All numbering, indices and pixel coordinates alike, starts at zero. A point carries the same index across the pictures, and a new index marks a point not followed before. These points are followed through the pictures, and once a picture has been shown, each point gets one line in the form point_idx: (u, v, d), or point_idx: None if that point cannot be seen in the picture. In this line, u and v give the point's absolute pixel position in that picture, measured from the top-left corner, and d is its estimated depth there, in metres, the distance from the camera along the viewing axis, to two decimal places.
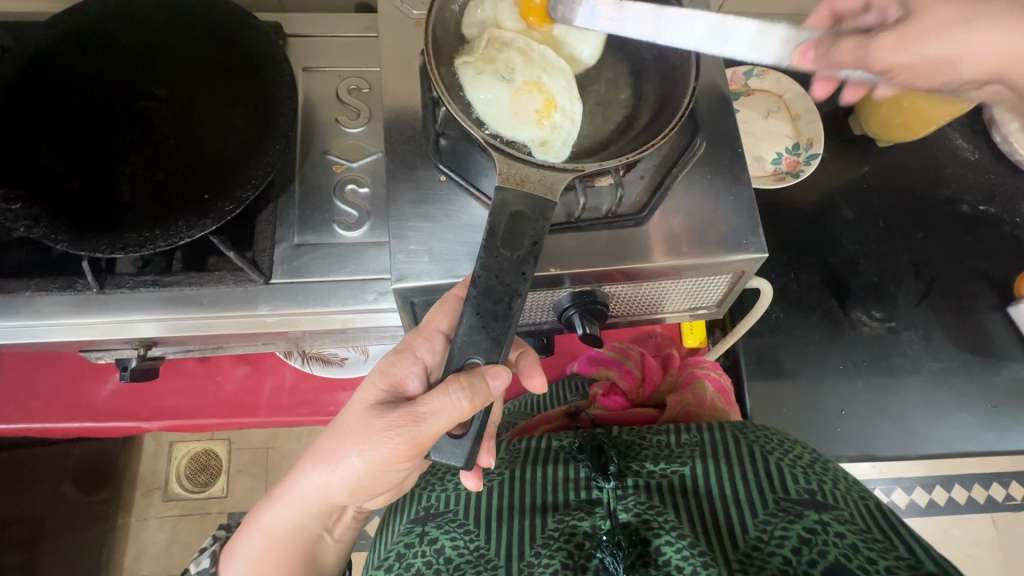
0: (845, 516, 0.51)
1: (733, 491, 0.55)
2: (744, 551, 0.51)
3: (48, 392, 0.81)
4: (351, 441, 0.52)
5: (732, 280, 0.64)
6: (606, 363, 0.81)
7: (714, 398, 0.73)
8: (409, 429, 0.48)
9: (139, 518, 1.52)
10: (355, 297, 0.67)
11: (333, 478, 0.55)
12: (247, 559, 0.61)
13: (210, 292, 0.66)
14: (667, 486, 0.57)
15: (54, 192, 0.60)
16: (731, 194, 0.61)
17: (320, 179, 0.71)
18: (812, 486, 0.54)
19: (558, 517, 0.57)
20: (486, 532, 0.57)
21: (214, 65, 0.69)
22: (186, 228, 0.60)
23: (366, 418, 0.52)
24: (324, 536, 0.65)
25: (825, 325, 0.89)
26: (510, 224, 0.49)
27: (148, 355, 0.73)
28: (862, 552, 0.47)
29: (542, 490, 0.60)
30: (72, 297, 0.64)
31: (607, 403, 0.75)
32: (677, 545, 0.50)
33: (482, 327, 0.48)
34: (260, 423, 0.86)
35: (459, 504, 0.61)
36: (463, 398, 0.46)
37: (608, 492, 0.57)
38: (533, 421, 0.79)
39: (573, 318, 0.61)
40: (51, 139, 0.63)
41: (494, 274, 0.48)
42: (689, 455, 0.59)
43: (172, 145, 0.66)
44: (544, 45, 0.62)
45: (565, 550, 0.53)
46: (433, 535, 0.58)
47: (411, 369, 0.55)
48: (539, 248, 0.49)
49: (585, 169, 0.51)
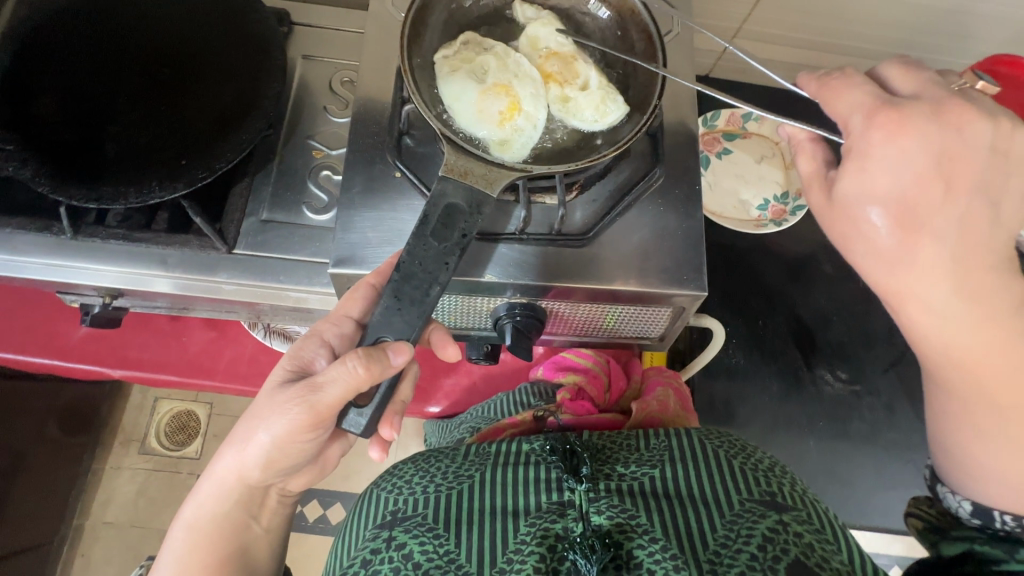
0: (802, 516, 0.52)
1: (701, 492, 0.54)
2: (713, 549, 0.50)
3: (25, 325, 0.85)
4: (260, 416, 0.54)
5: (673, 314, 0.65)
6: (573, 369, 0.80)
7: (675, 406, 0.73)
8: (306, 398, 0.51)
9: (114, 465, 1.61)
10: (310, 277, 0.69)
11: (248, 455, 0.57)
12: (175, 553, 0.58)
13: (176, 254, 0.70)
14: (636, 488, 0.55)
15: (44, 139, 0.65)
16: (681, 229, 0.62)
17: (299, 163, 0.74)
18: (772, 488, 0.54)
19: (531, 520, 0.53)
20: (456, 533, 0.53)
21: (218, 41, 0.73)
22: (159, 189, 0.64)
23: (272, 395, 0.54)
24: (252, 526, 0.62)
25: (786, 377, 0.87)
26: (443, 216, 0.50)
27: (113, 305, 0.76)
28: (815, 553, 0.49)
29: (512, 490, 0.55)
30: (50, 239, 0.68)
31: (574, 408, 0.73)
32: (649, 549, 0.50)
33: (397, 309, 0.50)
34: (216, 387, 0.89)
35: (429, 507, 0.55)
36: (358, 365, 0.48)
37: (581, 494, 0.54)
38: (499, 425, 0.72)
39: (507, 327, 0.63)
40: (55, 92, 0.68)
41: (418, 259, 0.50)
42: (659, 459, 0.57)
43: (163, 111, 0.69)
44: (521, 53, 0.60)
45: (538, 554, 0.50)
46: (400, 539, 0.52)
47: (317, 350, 0.56)
48: (467, 241, 0.51)
49: (530, 171, 0.52)
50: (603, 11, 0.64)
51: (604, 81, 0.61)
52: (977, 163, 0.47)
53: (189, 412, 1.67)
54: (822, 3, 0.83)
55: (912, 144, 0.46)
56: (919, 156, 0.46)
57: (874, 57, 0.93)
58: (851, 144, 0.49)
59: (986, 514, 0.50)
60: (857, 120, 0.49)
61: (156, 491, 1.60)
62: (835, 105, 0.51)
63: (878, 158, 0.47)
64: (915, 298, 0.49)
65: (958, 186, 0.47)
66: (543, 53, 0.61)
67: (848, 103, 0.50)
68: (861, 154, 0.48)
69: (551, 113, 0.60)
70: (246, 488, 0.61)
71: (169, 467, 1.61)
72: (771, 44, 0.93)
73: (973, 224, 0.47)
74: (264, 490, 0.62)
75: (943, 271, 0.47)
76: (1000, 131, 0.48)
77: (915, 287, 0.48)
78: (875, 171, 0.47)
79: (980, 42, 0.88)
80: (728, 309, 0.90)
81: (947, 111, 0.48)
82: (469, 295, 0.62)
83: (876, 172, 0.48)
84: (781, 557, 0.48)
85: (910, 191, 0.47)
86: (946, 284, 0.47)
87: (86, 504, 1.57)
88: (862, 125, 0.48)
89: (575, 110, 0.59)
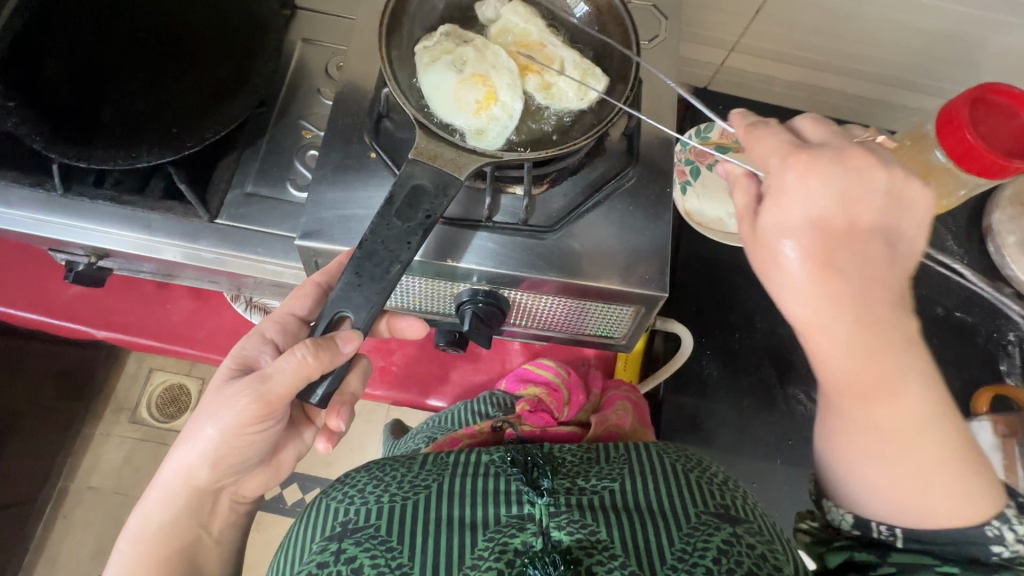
0: (753, 528, 0.51)
1: (659, 504, 0.52)
2: (670, 564, 0.48)
3: (19, 281, 0.88)
4: (205, 415, 0.55)
5: (634, 315, 0.65)
6: (533, 381, 0.82)
7: (634, 420, 0.72)
8: (255, 389, 0.52)
9: (103, 432, 1.64)
10: (285, 251, 0.71)
11: (196, 455, 0.57)
12: (122, 565, 0.58)
13: (159, 220, 0.72)
14: (596, 502, 0.52)
15: (44, 99, 0.67)
16: (646, 230, 0.62)
17: (288, 141, 0.75)
18: (726, 501, 0.53)
19: (490, 534, 0.50)
20: (410, 545, 0.49)
21: (220, 18, 0.75)
22: (146, 154, 0.66)
23: (218, 391, 0.55)
24: (202, 535, 0.61)
25: (758, 394, 0.86)
26: (409, 197, 0.52)
27: (97, 265, 0.78)
28: (766, 564, 0.48)
29: (470, 500, 0.52)
30: (41, 196, 0.71)
31: (533, 420, 0.71)
32: (609, 565, 0.47)
33: (356, 285, 0.51)
34: (194, 356, 0.91)
35: (382, 517, 0.51)
36: (307, 354, 0.50)
37: (541, 509, 0.51)
38: (455, 434, 0.70)
39: (467, 313, 0.63)
40: (60, 57, 0.71)
41: (381, 239, 0.51)
42: (619, 472, 0.55)
43: (160, 81, 0.72)
44: (500, 46, 0.62)
45: (495, 570, 0.48)
46: (352, 552, 0.49)
47: (261, 347, 0.58)
48: (430, 223, 0.52)
49: (499, 158, 0.53)
50: (582, 7, 0.65)
51: (578, 57, 0.62)
52: (876, 211, 0.45)
53: (181, 386, 1.69)
54: (823, 21, 0.82)
55: (818, 186, 0.45)
56: (829, 201, 0.44)
57: (873, 81, 0.92)
58: (770, 182, 0.47)
59: (867, 526, 0.50)
60: (773, 163, 0.48)
61: (142, 461, 1.62)
62: (755, 150, 0.50)
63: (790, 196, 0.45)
64: (827, 335, 0.45)
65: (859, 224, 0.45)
66: (514, 45, 0.63)
67: (766, 148, 0.49)
68: (776, 191, 0.46)
69: (535, 100, 0.62)
70: (195, 493, 0.60)
71: (156, 438, 1.64)
72: (769, 61, 0.92)
73: (876, 272, 0.45)
74: (215, 493, 0.62)
75: (844, 302, 0.44)
76: (898, 181, 0.46)
77: (825, 319, 0.44)
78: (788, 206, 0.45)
79: (985, 76, 0.86)
80: (704, 321, 0.90)
81: (849, 157, 0.46)
82: (431, 279, 0.63)
83: (791, 212, 0.45)
84: (735, 569, 0.47)
85: (818, 223, 0.45)
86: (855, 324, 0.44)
87: (72, 467, 1.60)
88: (777, 165, 0.47)
89: (559, 93, 0.61)
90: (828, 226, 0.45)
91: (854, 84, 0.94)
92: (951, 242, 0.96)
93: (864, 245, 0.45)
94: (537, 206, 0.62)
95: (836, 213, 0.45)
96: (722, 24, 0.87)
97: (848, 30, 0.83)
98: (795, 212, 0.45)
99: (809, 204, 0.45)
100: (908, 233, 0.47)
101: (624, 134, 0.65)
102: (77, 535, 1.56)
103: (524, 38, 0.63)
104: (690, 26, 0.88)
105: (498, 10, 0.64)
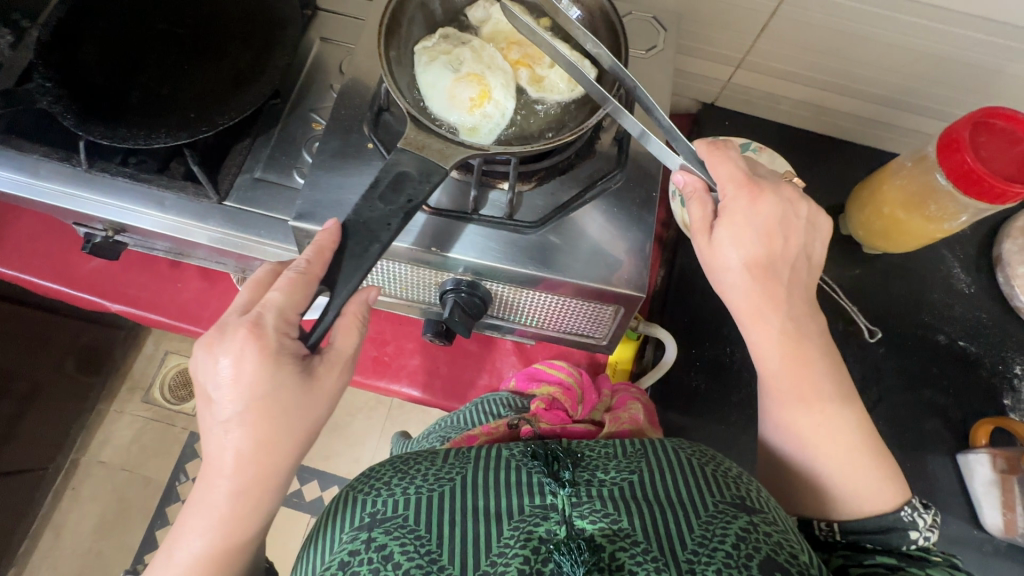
0: (769, 518, 0.51)
1: (678, 493, 0.51)
2: (692, 549, 0.47)
3: (45, 252, 0.94)
4: (284, 411, 0.49)
5: (615, 314, 0.66)
6: (546, 380, 0.79)
7: (645, 419, 0.71)
8: (332, 362, 0.53)
9: (117, 409, 1.70)
10: (285, 235, 0.74)
11: (262, 459, 0.49)
12: None
13: (173, 198, 0.76)
14: (618, 492, 0.51)
15: (77, 81, 0.73)
16: (631, 232, 0.63)
17: (298, 131, 0.79)
18: (742, 492, 0.52)
19: (514, 524, 0.49)
20: (439, 535, 0.48)
21: (245, 14, 0.80)
22: (165, 136, 0.70)
23: (292, 388, 0.49)
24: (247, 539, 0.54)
25: (747, 409, 0.86)
26: (393, 182, 0.54)
27: (114, 239, 0.83)
28: (784, 554, 0.48)
29: (493, 492, 0.51)
30: (68, 170, 0.76)
31: (548, 417, 0.70)
32: (631, 550, 0.47)
33: (339, 264, 0.53)
34: (199, 334, 0.95)
35: (409, 507, 0.50)
36: (362, 322, 0.56)
37: (564, 499, 0.50)
38: (471, 431, 0.69)
39: (450, 301, 0.65)
40: (96, 44, 0.76)
41: (364, 219, 0.54)
42: (637, 463, 0.53)
43: (185, 70, 0.77)
44: (495, 49, 0.65)
45: (522, 558, 0.46)
46: (380, 543, 0.48)
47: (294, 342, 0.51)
48: (412, 206, 0.54)
49: (482, 151, 0.55)
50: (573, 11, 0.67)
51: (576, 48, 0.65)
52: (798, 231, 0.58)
53: None
54: (830, 44, 0.83)
55: (761, 208, 0.57)
56: (766, 219, 0.56)
57: (879, 103, 0.91)
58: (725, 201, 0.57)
59: (809, 524, 0.59)
60: (728, 188, 0.57)
61: (151, 440, 1.68)
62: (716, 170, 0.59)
63: (741, 213, 0.57)
64: (754, 316, 0.58)
65: (788, 241, 0.57)
66: (505, 43, 0.66)
67: (725, 171, 0.58)
68: (729, 210, 0.57)
69: (527, 92, 0.65)
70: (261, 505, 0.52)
71: (166, 419, 1.70)
72: (776, 79, 0.93)
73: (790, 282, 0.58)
74: None
75: (769, 300, 0.57)
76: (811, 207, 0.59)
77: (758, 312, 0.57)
78: (739, 219, 0.56)
79: (997, 103, 0.84)
80: (697, 332, 0.90)
81: (782, 190, 0.58)
82: (418, 266, 0.65)
83: (740, 223, 0.57)
84: (755, 555, 0.47)
85: (761, 237, 0.56)
86: (775, 320, 0.57)
87: (85, 441, 1.66)
88: (733, 190, 0.57)
89: (551, 86, 0.65)
90: (765, 238, 0.56)
91: (860, 105, 0.93)
92: (958, 270, 0.94)
93: (788, 259, 0.58)
94: (523, 202, 0.64)
95: (772, 230, 0.57)
96: (727, 40, 0.88)
97: (855, 53, 0.83)
98: (745, 226, 0.56)
99: (753, 219, 0.56)
100: (815, 248, 0.60)
101: (615, 138, 0.67)
102: (84, 507, 1.61)
103: (517, 43, 0.66)
104: (695, 41, 0.90)
105: (488, 11, 0.67)
